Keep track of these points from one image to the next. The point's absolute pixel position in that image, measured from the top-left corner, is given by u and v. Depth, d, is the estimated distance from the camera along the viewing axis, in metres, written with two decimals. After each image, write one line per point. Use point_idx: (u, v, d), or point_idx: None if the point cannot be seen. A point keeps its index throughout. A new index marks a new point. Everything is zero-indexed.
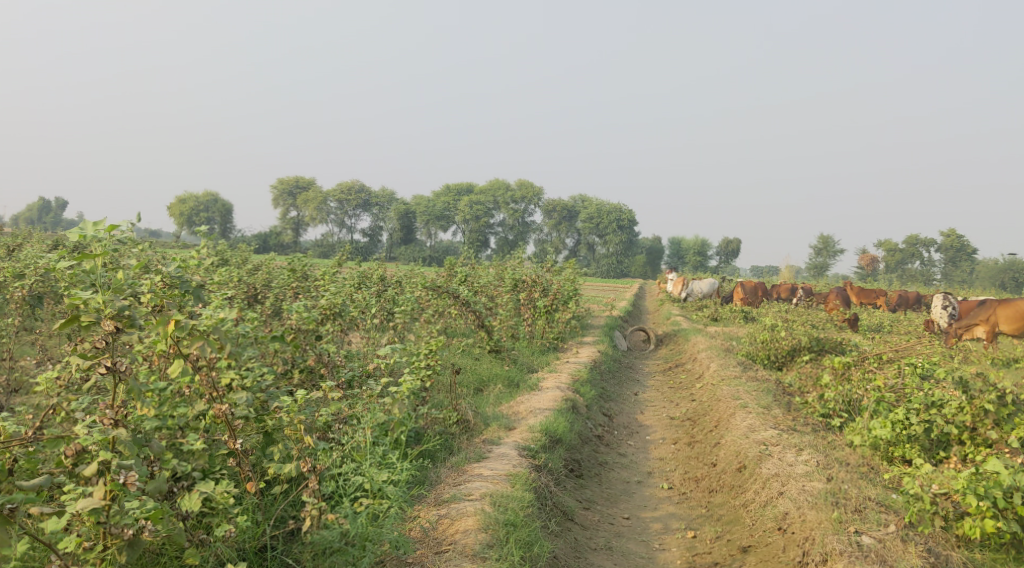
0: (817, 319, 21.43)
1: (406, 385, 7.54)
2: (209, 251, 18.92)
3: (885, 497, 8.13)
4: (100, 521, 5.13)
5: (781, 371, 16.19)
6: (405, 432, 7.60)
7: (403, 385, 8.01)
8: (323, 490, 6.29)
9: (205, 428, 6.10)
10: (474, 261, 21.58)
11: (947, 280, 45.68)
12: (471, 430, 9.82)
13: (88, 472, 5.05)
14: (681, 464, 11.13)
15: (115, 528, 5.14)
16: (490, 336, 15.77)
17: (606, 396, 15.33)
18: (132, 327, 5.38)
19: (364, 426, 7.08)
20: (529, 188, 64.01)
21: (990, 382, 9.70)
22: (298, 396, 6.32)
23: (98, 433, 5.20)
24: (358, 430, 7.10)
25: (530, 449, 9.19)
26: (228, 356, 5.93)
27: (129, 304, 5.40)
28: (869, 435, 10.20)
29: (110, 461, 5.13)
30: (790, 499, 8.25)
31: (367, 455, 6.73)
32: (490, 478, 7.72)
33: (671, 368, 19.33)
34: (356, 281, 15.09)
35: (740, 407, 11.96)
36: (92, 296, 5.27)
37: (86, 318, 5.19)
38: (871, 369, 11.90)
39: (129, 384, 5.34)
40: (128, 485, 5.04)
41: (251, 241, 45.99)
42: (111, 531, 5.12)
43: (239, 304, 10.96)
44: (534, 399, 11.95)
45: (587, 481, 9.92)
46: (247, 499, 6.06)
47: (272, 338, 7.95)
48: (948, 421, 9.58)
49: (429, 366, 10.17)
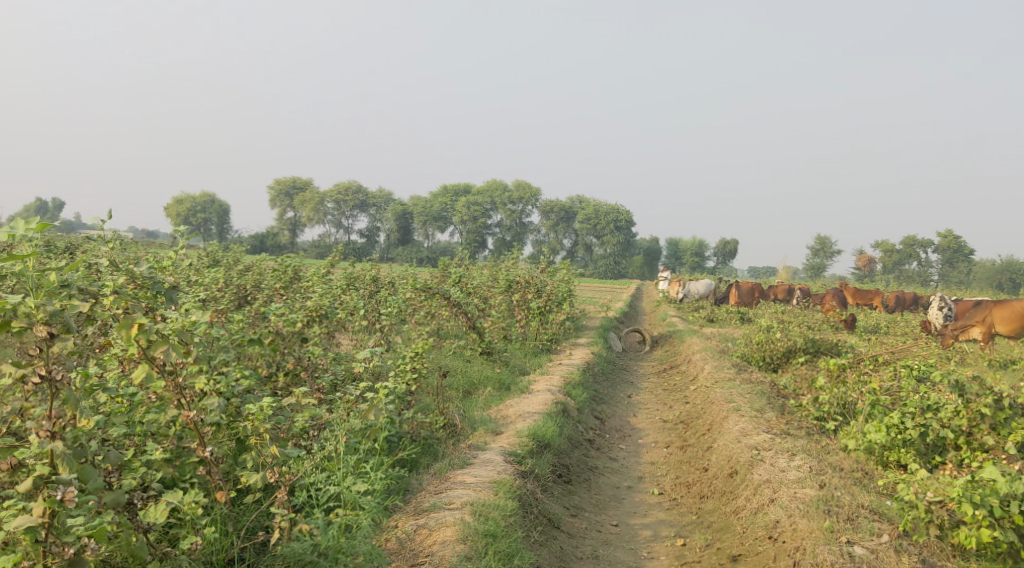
0: (813, 320, 21.22)
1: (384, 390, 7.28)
2: (199, 251, 18.67)
3: (879, 504, 7.94)
4: (38, 539, 4.90)
5: (777, 372, 16.00)
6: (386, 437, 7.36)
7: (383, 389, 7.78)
8: (295, 501, 6.10)
9: (176, 435, 5.98)
10: (468, 261, 21.36)
11: (944, 281, 45.54)
12: (457, 435, 9.62)
13: (22, 488, 4.88)
14: (672, 469, 10.92)
15: (56, 546, 4.91)
16: (481, 337, 15.53)
17: (598, 399, 15.11)
18: (68, 333, 5.14)
19: (339, 432, 6.82)
20: (527, 188, 63.79)
21: (987, 386, 9.54)
22: (266, 401, 6.10)
23: (36, 447, 5.00)
24: (332, 436, 6.84)
25: (516, 455, 8.99)
26: (196, 361, 5.85)
27: (66, 308, 5.16)
28: (863, 440, 10.00)
29: (46, 476, 4.98)
30: (781, 507, 8.05)
31: (342, 464, 6.52)
32: (473, 486, 7.52)
33: (666, 370, 19.13)
34: (346, 282, 14.86)
35: (733, 410, 11.75)
36: (22, 300, 5.04)
37: (18, 324, 4.97)
38: (867, 371, 11.71)
39: (67, 393, 5.05)
40: (66, 501, 4.84)
41: (247, 242, 45.65)
42: (51, 549, 4.90)
43: (223, 305, 10.73)
44: (524, 401, 11.73)
45: (576, 486, 9.70)
46: (217, 509, 5.87)
47: (250, 341, 7.78)
48: (944, 425, 9.39)
49: (415, 369, 9.88)
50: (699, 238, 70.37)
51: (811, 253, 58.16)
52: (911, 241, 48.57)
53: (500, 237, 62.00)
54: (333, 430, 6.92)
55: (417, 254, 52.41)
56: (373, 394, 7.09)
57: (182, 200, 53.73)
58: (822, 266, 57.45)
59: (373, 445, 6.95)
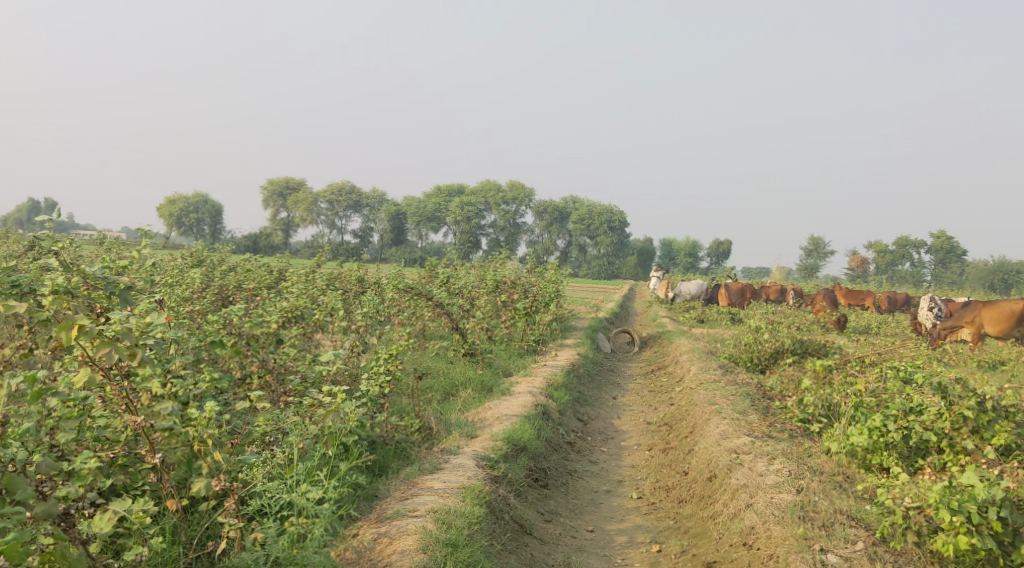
0: (802, 320, 21.05)
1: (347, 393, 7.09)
2: (182, 251, 18.39)
3: (857, 509, 7.77)
4: None
5: (764, 373, 15.80)
6: (353, 440, 7.26)
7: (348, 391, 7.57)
8: (246, 511, 6.02)
9: (129, 440, 6.02)
10: (456, 261, 21.13)
11: (936, 282, 45.50)
12: (432, 438, 9.45)
13: None
14: (653, 473, 10.74)
15: None
16: (464, 339, 15.22)
17: (582, 400, 14.90)
18: None
19: (294, 438, 6.62)
20: (520, 189, 63.63)
21: (970, 388, 9.38)
22: (209, 408, 5.90)
23: None
24: (288, 443, 6.65)
25: (489, 459, 8.80)
26: (141, 364, 5.73)
27: None
28: (846, 442, 9.83)
29: None
30: (757, 512, 7.87)
31: (296, 470, 6.33)
32: (440, 491, 7.34)
33: (653, 371, 18.90)
34: (327, 283, 14.61)
35: (716, 412, 11.55)
36: None
37: None
38: (852, 372, 11.53)
39: None
40: None
41: (238, 241, 45.33)
42: None
43: (195, 305, 10.49)
44: (504, 403, 11.51)
45: (552, 490, 9.51)
46: (167, 518, 5.90)
47: (208, 342, 7.56)
48: (926, 428, 9.23)
49: (389, 370, 9.25)
50: (692, 238, 70.25)
51: (803, 254, 58.08)
52: (904, 241, 48.51)
53: (492, 238, 61.76)
54: (292, 433, 6.79)
55: (410, 253, 52.16)
56: (330, 397, 6.87)
57: (174, 200, 53.31)
58: (814, 266, 57.38)
59: (333, 448, 6.79)
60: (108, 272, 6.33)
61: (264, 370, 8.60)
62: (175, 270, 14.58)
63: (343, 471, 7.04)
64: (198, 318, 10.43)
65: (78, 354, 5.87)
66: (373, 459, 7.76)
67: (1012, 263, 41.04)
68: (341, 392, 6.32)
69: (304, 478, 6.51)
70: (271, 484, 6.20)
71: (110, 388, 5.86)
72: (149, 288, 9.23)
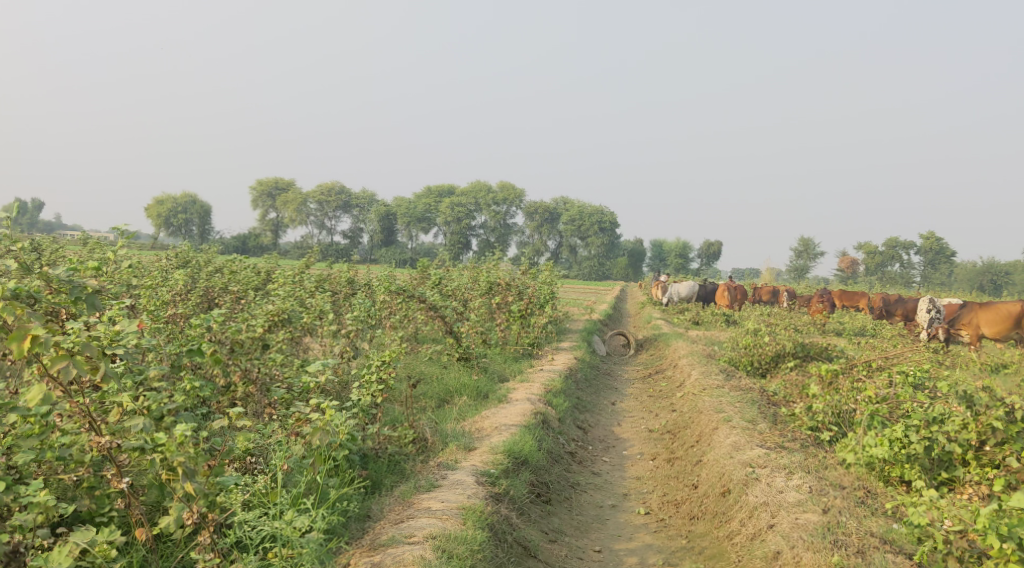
0: (799, 322, 20.52)
1: (334, 408, 6.47)
2: (166, 253, 17.77)
3: (887, 531, 7.43)
4: None
5: (766, 378, 15.29)
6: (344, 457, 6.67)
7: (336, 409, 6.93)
8: (222, 545, 5.46)
9: (94, 461, 5.42)
10: (447, 262, 20.54)
11: (925, 282, 45.13)
12: (427, 450, 8.90)
13: None
14: (660, 485, 10.18)
15: None
16: (459, 342, 14.60)
17: (581, 407, 14.32)
18: None
19: (276, 462, 6.05)
20: (510, 189, 63.11)
21: (997, 396, 8.79)
22: (180, 429, 5.28)
23: None
24: (269, 469, 6.08)
25: (490, 475, 8.22)
26: (104, 378, 5.30)
27: None
28: (864, 453, 9.29)
29: None
30: (782, 535, 7.47)
31: (281, 498, 5.76)
32: (439, 513, 6.75)
33: (651, 375, 18.35)
34: (315, 285, 14.00)
35: (723, 420, 10.98)
36: None
37: None
38: (860, 377, 10.95)
39: None
40: None
41: (228, 241, 44.79)
42: None
43: (175, 308, 9.87)
44: (501, 412, 10.92)
45: (556, 506, 8.95)
46: (135, 550, 5.37)
47: (185, 352, 7.04)
48: (951, 439, 8.70)
49: (382, 380, 8.66)
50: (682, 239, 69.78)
51: (794, 254, 57.74)
52: (892, 241, 48.18)
53: (483, 239, 61.19)
54: (274, 456, 6.21)
55: (401, 254, 51.61)
56: (318, 414, 6.32)
57: (162, 200, 52.68)
58: (805, 267, 57.08)
59: (319, 468, 6.25)
60: (74, 276, 5.82)
61: (246, 381, 8.09)
62: (157, 273, 13.95)
63: (332, 493, 6.49)
64: (179, 322, 9.79)
65: (35, 367, 5.36)
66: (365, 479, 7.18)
67: (1000, 264, 41.02)
68: (325, 411, 5.73)
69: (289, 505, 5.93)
70: (251, 513, 5.63)
71: (69, 404, 5.29)
72: (124, 294, 8.61)
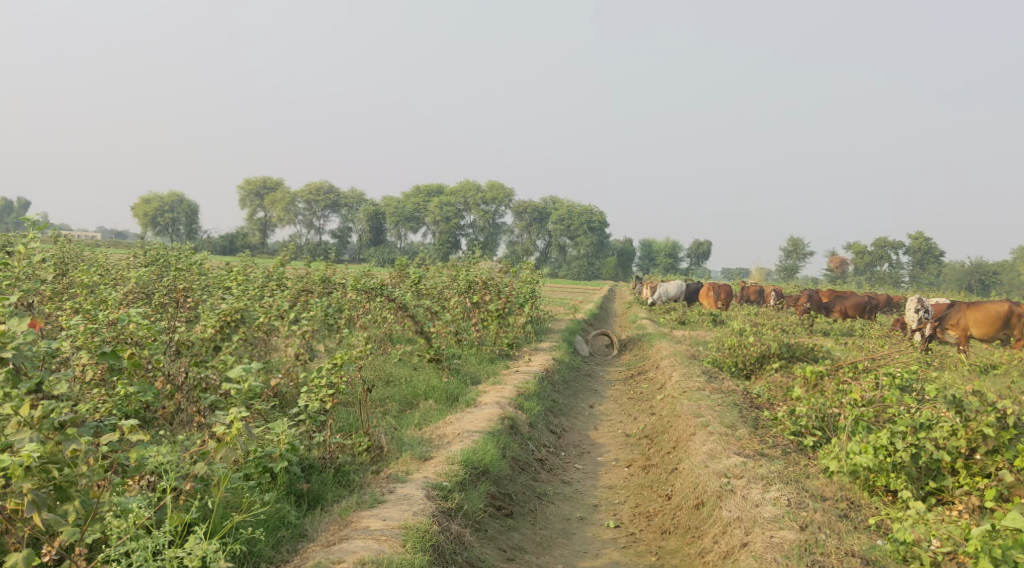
0: (785, 321, 19.87)
1: (243, 426, 5.98)
2: (133, 252, 16.98)
3: (869, 549, 6.87)
4: None
5: (750, 380, 14.69)
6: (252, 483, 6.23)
7: (272, 432, 6.62)
8: None
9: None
10: (426, 261, 19.88)
11: (913, 281, 44.68)
12: (381, 460, 8.25)
13: None
14: (632, 496, 9.56)
15: None
16: (430, 344, 13.86)
17: (556, 410, 13.71)
18: None
19: (175, 482, 5.65)
20: (498, 189, 62.43)
21: (988, 401, 8.22)
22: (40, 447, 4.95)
23: None
24: (167, 489, 5.68)
25: (442, 488, 7.62)
26: None
27: None
28: (847, 461, 8.68)
29: None
30: (754, 556, 6.94)
31: (170, 526, 5.35)
32: (377, 534, 6.53)
33: (633, 376, 17.71)
34: (280, 284, 13.30)
35: (700, 425, 10.34)
36: None
37: None
38: (846, 379, 10.35)
39: None
40: None
41: (215, 242, 43.99)
42: None
43: (117, 308, 9.14)
44: (468, 417, 10.25)
45: (518, 521, 8.34)
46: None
47: (97, 355, 6.52)
48: (939, 447, 8.10)
49: (332, 384, 7.95)
50: (672, 239, 69.30)
51: (782, 254, 57.28)
52: (880, 241, 47.77)
53: (471, 238, 60.46)
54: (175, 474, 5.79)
55: (388, 254, 51.00)
56: (225, 428, 5.98)
57: (149, 200, 52.76)
58: (794, 267, 56.67)
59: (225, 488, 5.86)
60: None
61: (171, 387, 7.41)
62: (116, 273, 13.19)
63: (243, 517, 6.13)
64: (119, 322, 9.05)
65: None
66: (288, 508, 6.65)
67: (989, 264, 40.61)
68: (213, 430, 5.31)
69: (182, 534, 5.53)
70: (135, 543, 5.24)
71: None
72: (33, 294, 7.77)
